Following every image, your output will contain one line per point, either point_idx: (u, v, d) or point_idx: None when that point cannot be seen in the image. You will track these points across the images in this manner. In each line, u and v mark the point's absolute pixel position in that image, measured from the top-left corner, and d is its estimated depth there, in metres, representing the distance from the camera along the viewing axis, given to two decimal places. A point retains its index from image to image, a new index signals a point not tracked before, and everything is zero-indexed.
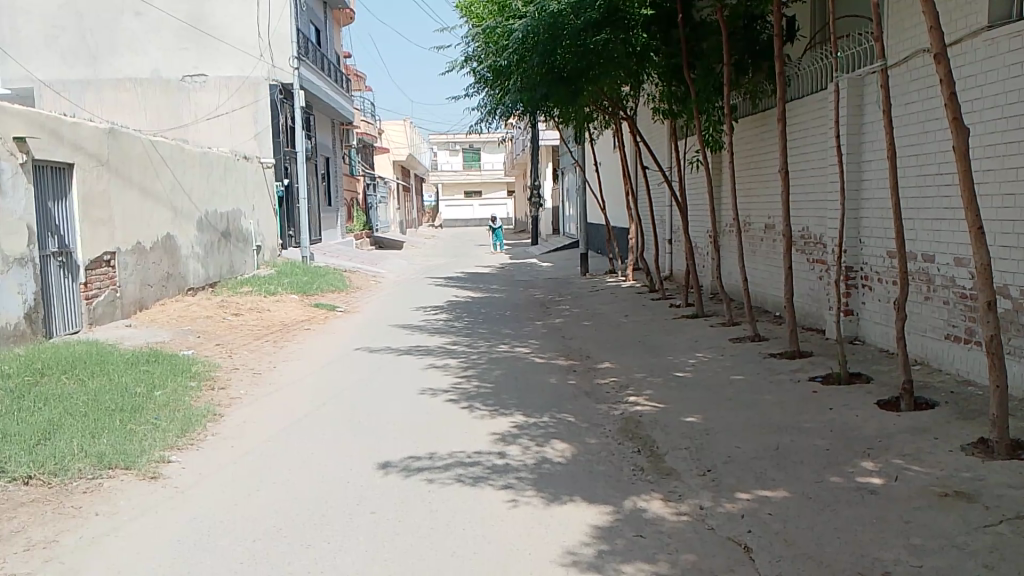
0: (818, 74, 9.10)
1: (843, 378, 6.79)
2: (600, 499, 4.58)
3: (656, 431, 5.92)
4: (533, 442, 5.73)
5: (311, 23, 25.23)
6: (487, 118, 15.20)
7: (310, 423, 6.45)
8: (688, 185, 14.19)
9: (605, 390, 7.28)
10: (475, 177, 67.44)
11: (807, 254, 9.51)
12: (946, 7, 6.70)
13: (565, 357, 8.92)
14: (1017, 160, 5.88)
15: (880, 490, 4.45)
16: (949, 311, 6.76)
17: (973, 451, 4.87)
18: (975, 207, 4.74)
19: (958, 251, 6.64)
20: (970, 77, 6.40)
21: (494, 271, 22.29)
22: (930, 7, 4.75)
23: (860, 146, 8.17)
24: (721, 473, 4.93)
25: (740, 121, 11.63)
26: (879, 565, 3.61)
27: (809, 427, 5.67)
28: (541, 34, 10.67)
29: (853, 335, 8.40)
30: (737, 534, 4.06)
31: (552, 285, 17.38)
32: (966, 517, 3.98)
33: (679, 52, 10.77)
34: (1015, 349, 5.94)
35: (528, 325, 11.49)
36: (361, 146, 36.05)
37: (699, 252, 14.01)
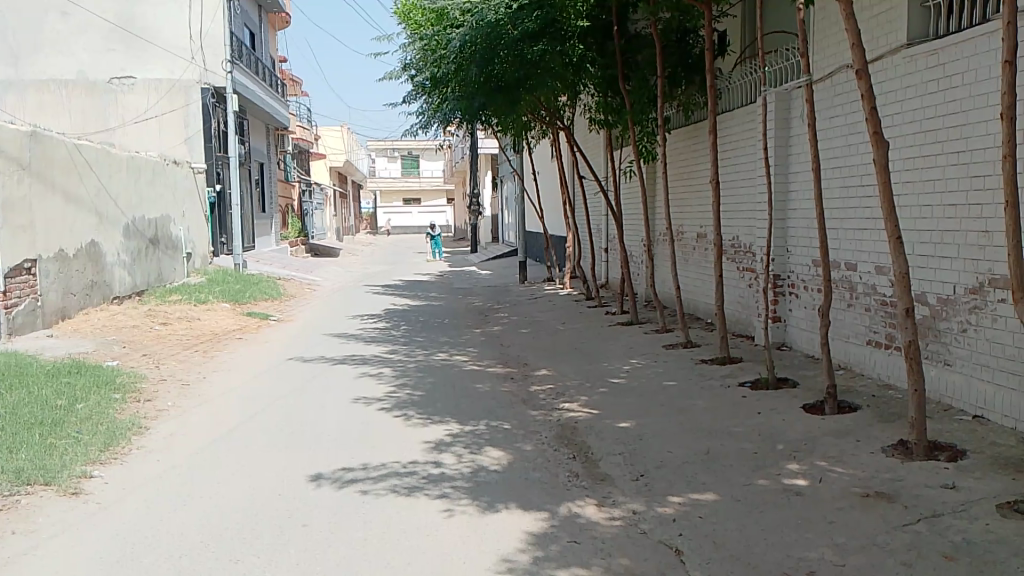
0: (748, 88, 9.36)
1: (770, 384, 6.97)
2: (535, 506, 4.59)
3: (591, 437, 5.98)
4: (467, 450, 5.72)
5: (245, 26, 24.72)
6: (425, 126, 15.13)
7: (241, 435, 6.30)
8: (624, 194, 14.40)
9: (540, 397, 7.30)
10: (414, 184, 67.16)
11: (737, 263, 9.77)
12: (868, 25, 7.00)
13: (501, 365, 8.94)
14: (932, 173, 6.16)
15: (806, 492, 4.58)
16: (871, 317, 7.02)
17: (893, 452, 5.06)
18: (894, 218, 4.93)
19: (879, 260, 6.90)
20: (889, 93, 6.67)
21: (433, 278, 22.26)
22: (851, 26, 4.93)
23: (786, 157, 8.44)
24: (653, 478, 5.01)
25: (673, 133, 11.86)
26: (805, 564, 3.71)
27: (737, 432, 5.80)
28: (479, 43, 10.70)
29: (781, 341, 8.64)
30: (669, 537, 4.13)
31: (490, 293, 17.42)
32: (886, 516, 4.14)
33: (614, 64, 10.95)
34: (932, 354, 6.21)
35: (466, 333, 11.49)
36: (297, 152, 35.52)
37: (634, 260, 14.23)
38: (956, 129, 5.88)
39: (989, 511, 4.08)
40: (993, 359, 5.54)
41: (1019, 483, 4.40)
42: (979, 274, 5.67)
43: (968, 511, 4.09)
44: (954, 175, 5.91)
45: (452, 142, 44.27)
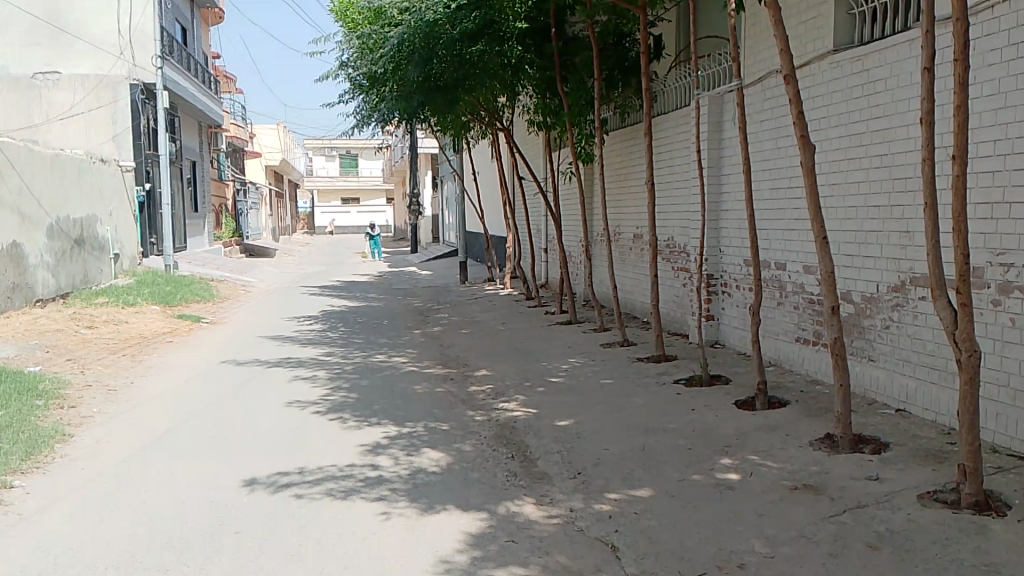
0: (682, 91, 9.55)
1: (704, 381, 7.13)
2: (473, 506, 4.60)
3: (530, 436, 6.01)
4: (404, 452, 5.68)
5: (176, 21, 24.04)
6: (362, 127, 14.95)
7: (171, 441, 6.14)
8: (563, 195, 14.50)
9: (479, 397, 7.31)
10: (353, 184, 66.34)
11: (671, 263, 9.95)
12: (797, 31, 7.22)
13: (441, 366, 8.92)
14: (857, 176, 6.37)
15: (737, 486, 4.70)
16: (799, 315, 7.24)
17: (820, 446, 5.23)
18: (820, 219, 5.09)
19: (806, 260, 7.11)
20: (817, 97, 6.88)
21: (371, 279, 22.03)
22: (780, 32, 5.05)
23: (719, 160, 8.64)
24: (591, 475, 5.07)
25: (610, 135, 12.01)
26: (736, 556, 3.80)
27: (672, 429, 5.91)
28: (418, 42, 10.74)
29: (714, 339, 8.84)
30: (605, 534, 4.18)
31: (431, 293, 17.35)
32: (814, 508, 4.27)
33: (552, 66, 10.99)
34: (857, 350, 6.44)
35: (405, 334, 11.43)
36: (231, 150, 34.71)
37: (573, 261, 14.37)
38: (879, 133, 6.09)
39: (911, 501, 4.26)
40: (915, 354, 5.77)
41: (937, 474, 4.60)
42: (901, 272, 5.89)
43: (891, 502, 4.26)
44: (877, 178, 6.13)
45: (392, 143, 43.90)
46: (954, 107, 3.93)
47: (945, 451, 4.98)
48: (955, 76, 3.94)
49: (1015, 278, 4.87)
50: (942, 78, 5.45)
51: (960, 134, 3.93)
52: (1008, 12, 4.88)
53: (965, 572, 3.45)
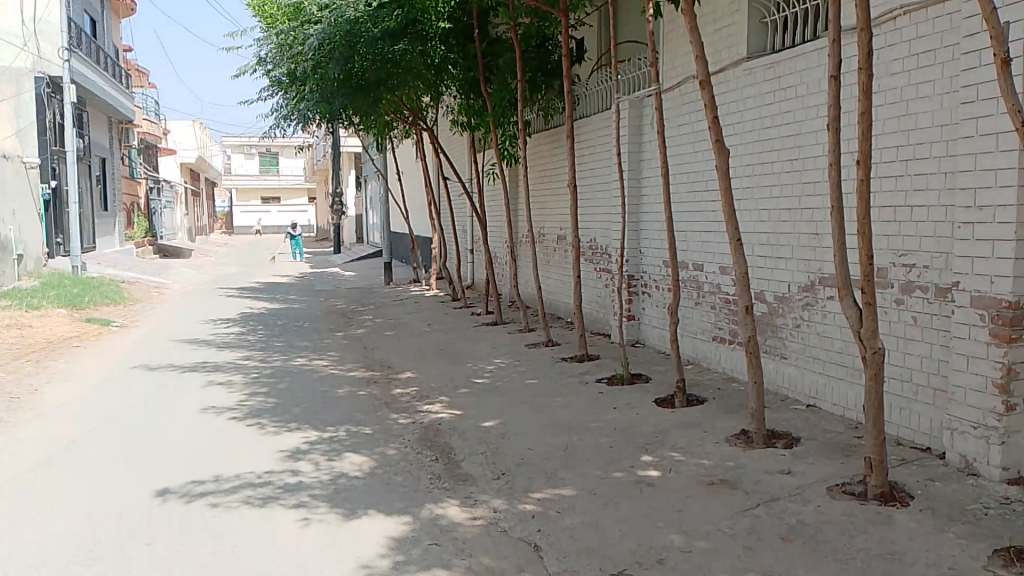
0: (604, 94, 9.70)
1: (625, 379, 7.27)
2: (396, 510, 4.56)
3: (454, 437, 6.00)
4: (324, 457, 5.59)
5: (85, 13, 23.07)
6: (281, 126, 14.65)
7: (77, 451, 5.86)
8: (488, 196, 14.52)
9: (403, 400, 7.25)
10: (274, 183, 64.81)
11: (594, 264, 10.08)
12: (712, 38, 7.41)
13: (364, 368, 8.81)
14: (769, 179, 6.59)
15: (657, 482, 4.80)
16: (716, 315, 7.45)
17: (736, 441, 5.40)
18: (734, 221, 5.25)
19: (722, 261, 7.32)
20: (731, 103, 7.09)
21: (292, 280, 21.58)
22: (696, 39, 5.18)
23: (639, 164, 8.82)
24: (514, 475, 5.10)
25: (534, 137, 12.09)
26: (655, 552, 3.88)
27: (594, 427, 6.00)
28: (339, 41, 10.50)
29: (635, 338, 9.02)
30: (529, 534, 4.20)
31: (354, 295, 17.10)
32: (730, 502, 4.40)
33: (475, 66, 10.98)
34: (771, 348, 6.68)
35: (327, 336, 11.22)
36: (144, 147, 33.40)
37: (498, 261, 14.41)
38: (790, 138, 6.32)
39: (821, 493, 4.44)
40: (823, 352, 6.02)
41: (845, 466, 4.81)
42: (811, 273, 6.13)
43: (802, 495, 4.43)
44: (788, 182, 6.35)
45: (315, 142, 43.19)
46: (859, 114, 4.10)
47: (853, 444, 5.20)
48: (859, 84, 4.11)
49: (917, 277, 5.13)
50: (848, 86, 5.70)
51: (864, 140, 4.11)
52: (908, 24, 5.14)
53: (871, 560, 3.62)
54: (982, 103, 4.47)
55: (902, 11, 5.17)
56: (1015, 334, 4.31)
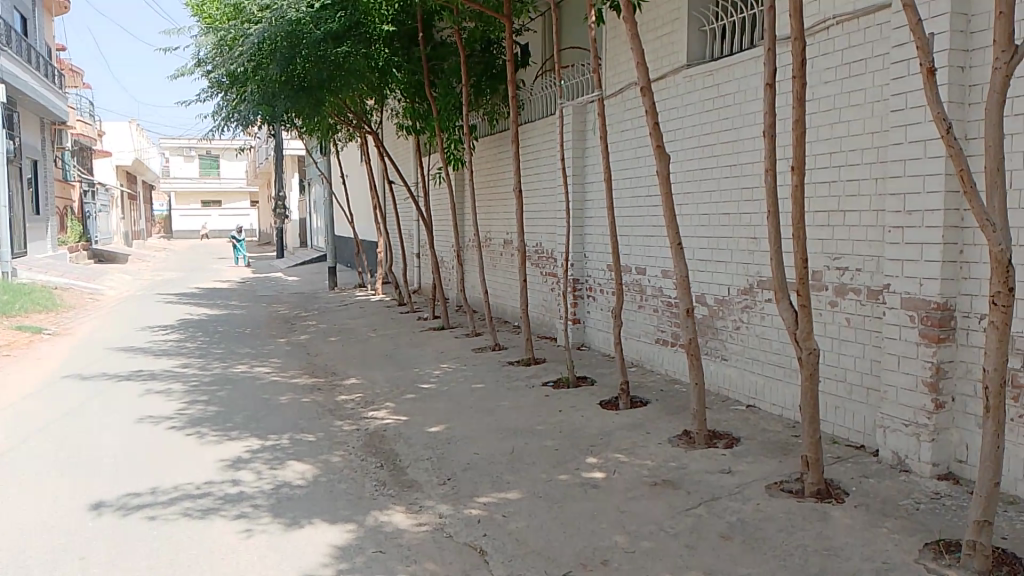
0: (548, 100, 9.77)
1: (571, 383, 7.32)
2: (340, 518, 4.51)
3: (399, 443, 5.95)
4: (266, 466, 5.49)
5: (15, 10, 22.29)
6: (221, 129, 14.35)
7: (6, 464, 5.65)
8: (434, 200, 14.46)
9: (348, 407, 7.16)
10: (215, 186, 63.43)
11: (540, 268, 10.13)
12: (653, 45, 7.53)
13: (307, 375, 8.68)
14: (709, 184, 6.71)
15: (601, 484, 4.85)
16: (658, 317, 7.56)
17: (678, 442, 5.49)
18: (674, 225, 5.35)
19: (664, 265, 7.43)
20: (673, 109, 7.21)
21: (234, 285, 21.15)
22: (637, 46, 5.27)
23: (583, 168, 8.90)
24: (460, 480, 5.09)
25: (480, 141, 12.10)
26: (599, 553, 3.91)
27: (540, 430, 6.02)
28: (280, 41, 10.30)
29: (581, 341, 9.10)
30: (474, 538, 4.20)
31: (298, 300, 16.83)
32: (673, 502, 4.47)
33: (420, 70, 10.95)
34: (711, 350, 6.81)
35: (270, 343, 11.03)
36: (78, 149, 32.36)
37: (445, 266, 14.37)
38: (728, 144, 6.45)
39: (761, 491, 4.54)
40: (762, 353, 6.16)
41: (784, 464, 4.93)
42: (749, 276, 6.27)
43: (743, 493, 4.52)
44: (727, 187, 6.49)
45: (257, 144, 42.39)
46: (793, 122, 4.22)
47: (791, 443, 5.33)
48: (793, 92, 4.23)
49: (850, 280, 5.29)
50: (782, 94, 5.85)
51: (798, 147, 4.22)
52: (840, 34, 5.31)
53: (809, 556, 3.72)
54: (911, 111, 4.64)
55: (834, 21, 5.33)
56: (943, 334, 4.47)
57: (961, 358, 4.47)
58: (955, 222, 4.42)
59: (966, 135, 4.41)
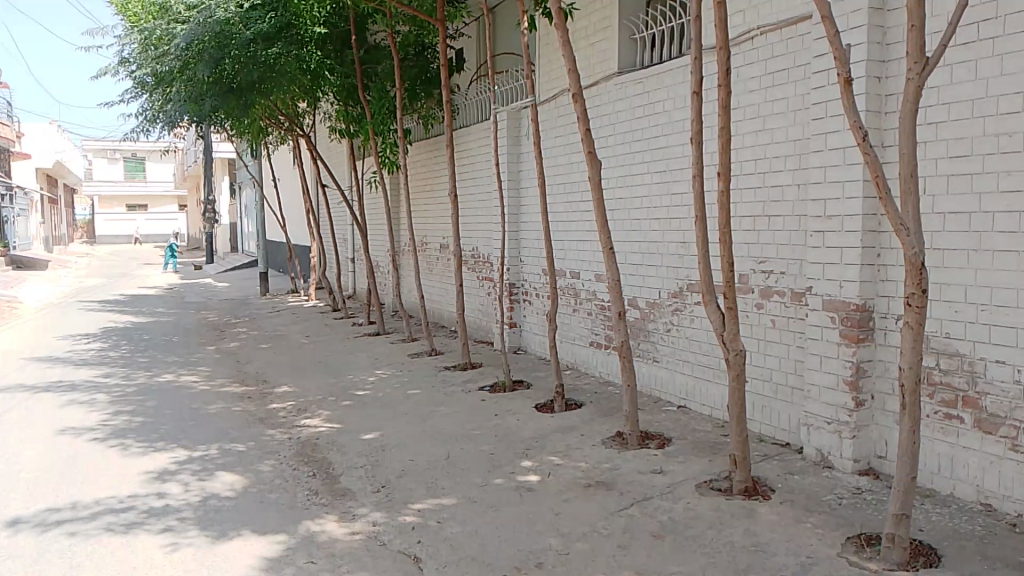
0: (483, 105, 9.79)
1: (507, 387, 7.34)
2: (270, 529, 4.41)
3: (332, 451, 5.87)
4: (194, 478, 5.34)
5: None
6: (146, 130, 13.94)
7: None
8: (369, 204, 14.34)
9: (280, 415, 7.03)
10: (141, 190, 61.53)
11: (476, 272, 10.14)
12: (585, 52, 7.63)
13: (238, 383, 8.48)
14: (640, 189, 6.83)
15: (536, 487, 4.87)
16: (592, 320, 7.64)
17: (612, 443, 5.56)
18: (606, 230, 5.41)
19: (597, 269, 7.51)
20: (605, 116, 7.31)
21: (161, 292, 20.51)
22: (568, 53, 5.31)
23: (518, 173, 8.95)
24: (394, 488, 5.04)
25: (415, 145, 12.05)
26: (533, 556, 3.93)
27: (476, 435, 6.02)
28: (207, 41, 10.07)
29: (517, 345, 9.14)
30: (407, 546, 4.16)
31: (228, 307, 16.44)
32: (606, 503, 4.53)
33: (353, 74, 10.89)
34: (643, 352, 6.92)
35: (199, 351, 10.74)
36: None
37: (380, 270, 14.25)
38: (659, 150, 6.56)
39: (691, 490, 4.63)
40: (692, 354, 6.28)
41: (713, 463, 5.04)
42: (679, 280, 6.39)
43: (674, 493, 4.60)
44: (657, 192, 6.61)
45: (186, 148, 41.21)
46: (719, 129, 4.32)
47: (720, 442, 5.46)
48: (719, 100, 4.33)
49: (774, 283, 5.44)
50: (707, 102, 6.00)
51: (724, 154, 4.33)
52: (763, 44, 5.47)
53: (737, 553, 3.80)
54: (830, 120, 4.80)
55: (758, 31, 5.49)
56: (862, 335, 4.64)
57: (879, 357, 4.64)
58: (873, 226, 4.60)
59: (883, 143, 4.59)
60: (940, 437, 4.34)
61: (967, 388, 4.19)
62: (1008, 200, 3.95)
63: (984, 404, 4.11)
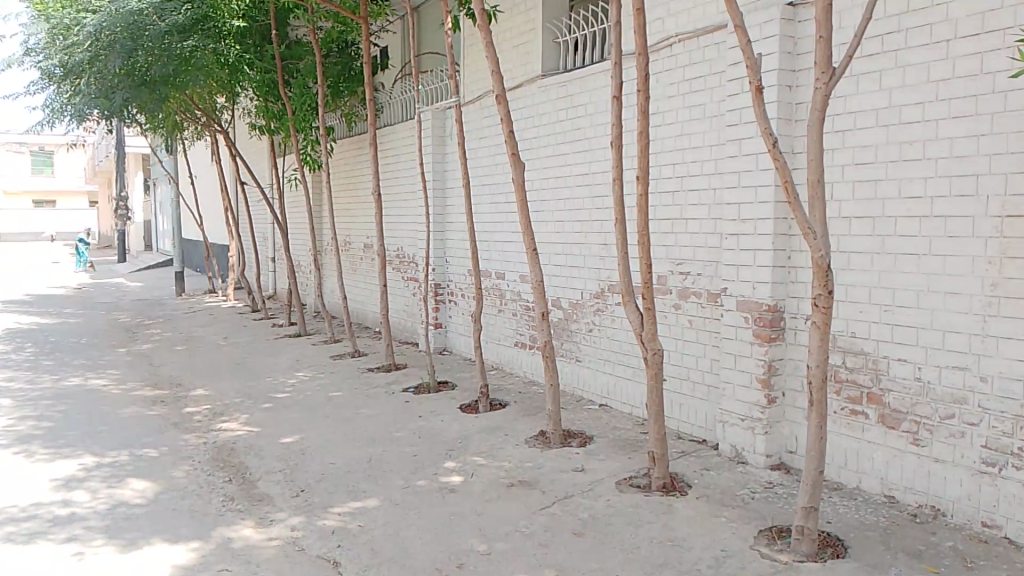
0: (407, 104, 9.73)
1: (431, 388, 7.31)
2: (184, 537, 4.28)
3: (250, 456, 5.73)
4: (103, 485, 5.13)
5: None
6: (51, 124, 13.33)
7: None
8: (291, 203, 14.06)
9: (195, 419, 6.82)
10: (49, 185, 58.67)
11: (400, 272, 10.05)
12: (509, 54, 7.67)
13: (151, 387, 8.18)
14: (563, 192, 6.90)
15: (459, 488, 4.87)
16: (517, 321, 7.68)
17: (535, 443, 5.61)
18: (530, 230, 5.44)
19: (522, 270, 7.55)
20: (529, 117, 7.35)
21: (69, 291, 19.62)
22: (491, 54, 5.33)
23: (443, 173, 8.93)
24: (315, 492, 4.95)
25: (337, 143, 11.87)
26: (455, 558, 3.92)
27: (398, 437, 5.98)
28: (119, 32, 9.65)
29: (442, 346, 9.11)
30: (327, 550, 4.10)
31: (142, 307, 15.83)
32: (528, 502, 4.56)
33: (275, 69, 10.75)
34: (566, 352, 7.00)
35: (109, 353, 10.31)
36: None
37: (302, 271, 13.99)
38: (582, 153, 6.64)
39: (612, 488, 4.71)
40: (614, 354, 6.39)
41: (633, 461, 5.14)
42: (601, 281, 6.49)
43: (595, 491, 4.67)
44: (580, 194, 6.69)
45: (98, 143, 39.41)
46: (638, 134, 4.41)
47: (640, 440, 5.57)
48: (639, 105, 4.42)
49: (691, 284, 5.59)
50: (628, 106, 6.11)
51: (642, 157, 4.42)
52: (682, 51, 5.60)
53: (654, 548, 3.89)
54: (745, 127, 4.96)
55: (677, 39, 5.62)
56: (774, 335, 4.81)
57: (789, 356, 4.82)
58: (784, 230, 4.77)
59: (793, 150, 4.77)
60: (847, 432, 4.53)
61: (871, 384, 4.39)
62: (910, 206, 4.15)
63: (886, 400, 4.31)
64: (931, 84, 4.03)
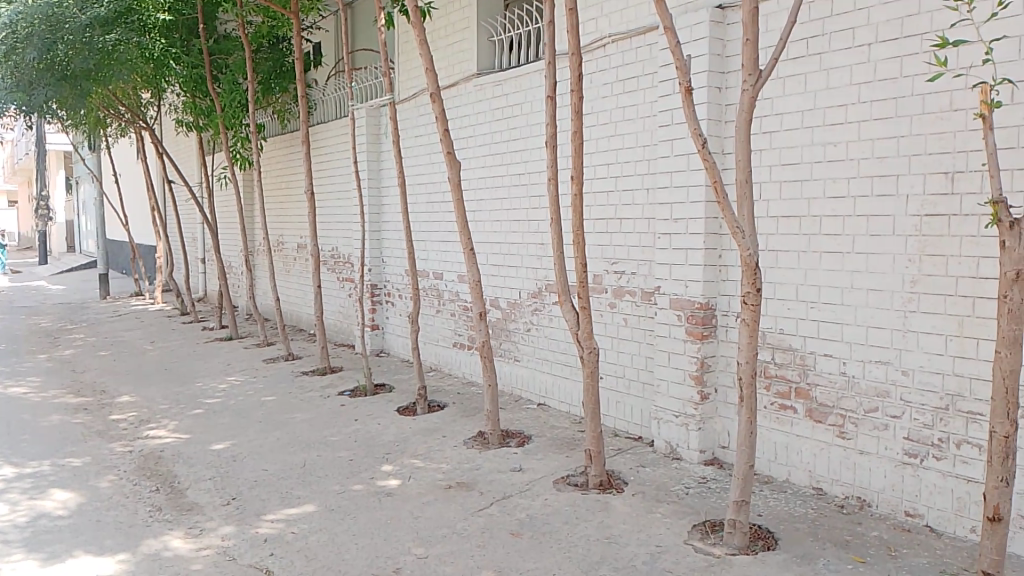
0: (341, 101, 9.57)
1: (368, 390, 7.21)
2: (108, 549, 4.12)
3: (179, 464, 5.56)
4: (21, 497, 4.90)
5: None
6: None
7: None
8: (222, 203, 13.71)
9: (121, 427, 6.57)
10: None
11: (336, 273, 9.90)
12: (444, 52, 7.61)
13: (74, 394, 7.87)
14: (500, 191, 6.89)
15: (395, 492, 4.81)
16: (454, 321, 7.64)
17: (473, 444, 5.58)
18: (466, 230, 5.40)
19: (459, 269, 7.52)
20: (465, 116, 7.31)
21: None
22: (425, 52, 5.27)
23: (378, 172, 8.82)
24: (247, 499, 4.83)
25: (269, 141, 11.62)
26: (391, 562, 3.87)
27: (333, 442, 5.87)
28: (37, 25, 9.17)
29: (379, 347, 9.01)
30: (259, 559, 4.00)
31: (63, 311, 15.21)
32: (465, 504, 4.53)
33: (201, 63, 10.55)
34: (504, 352, 6.99)
35: (28, 360, 9.87)
36: None
37: (233, 272, 13.65)
38: (518, 153, 6.64)
39: (549, 487, 4.72)
40: (551, 353, 6.41)
41: (570, 460, 5.16)
42: (538, 281, 6.50)
43: (532, 490, 4.68)
44: (516, 194, 6.69)
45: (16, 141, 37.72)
46: (571, 133, 4.43)
47: (577, 439, 5.60)
48: (572, 105, 4.44)
49: (626, 282, 5.64)
50: (562, 106, 6.13)
51: (576, 157, 4.44)
52: (615, 52, 5.64)
53: (591, 546, 3.91)
54: (676, 127, 5.03)
55: (610, 39, 5.65)
56: (706, 332, 4.88)
57: (721, 353, 4.91)
58: (715, 229, 4.86)
59: (723, 151, 4.86)
60: (776, 427, 4.64)
61: (799, 379, 4.51)
62: (835, 206, 4.27)
63: (814, 394, 4.43)
64: (854, 86, 4.14)
